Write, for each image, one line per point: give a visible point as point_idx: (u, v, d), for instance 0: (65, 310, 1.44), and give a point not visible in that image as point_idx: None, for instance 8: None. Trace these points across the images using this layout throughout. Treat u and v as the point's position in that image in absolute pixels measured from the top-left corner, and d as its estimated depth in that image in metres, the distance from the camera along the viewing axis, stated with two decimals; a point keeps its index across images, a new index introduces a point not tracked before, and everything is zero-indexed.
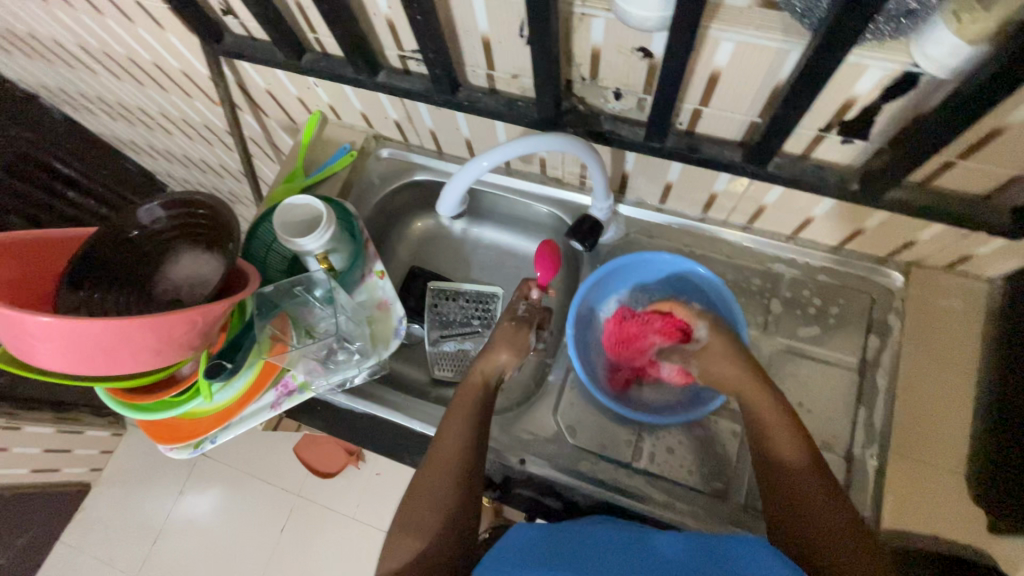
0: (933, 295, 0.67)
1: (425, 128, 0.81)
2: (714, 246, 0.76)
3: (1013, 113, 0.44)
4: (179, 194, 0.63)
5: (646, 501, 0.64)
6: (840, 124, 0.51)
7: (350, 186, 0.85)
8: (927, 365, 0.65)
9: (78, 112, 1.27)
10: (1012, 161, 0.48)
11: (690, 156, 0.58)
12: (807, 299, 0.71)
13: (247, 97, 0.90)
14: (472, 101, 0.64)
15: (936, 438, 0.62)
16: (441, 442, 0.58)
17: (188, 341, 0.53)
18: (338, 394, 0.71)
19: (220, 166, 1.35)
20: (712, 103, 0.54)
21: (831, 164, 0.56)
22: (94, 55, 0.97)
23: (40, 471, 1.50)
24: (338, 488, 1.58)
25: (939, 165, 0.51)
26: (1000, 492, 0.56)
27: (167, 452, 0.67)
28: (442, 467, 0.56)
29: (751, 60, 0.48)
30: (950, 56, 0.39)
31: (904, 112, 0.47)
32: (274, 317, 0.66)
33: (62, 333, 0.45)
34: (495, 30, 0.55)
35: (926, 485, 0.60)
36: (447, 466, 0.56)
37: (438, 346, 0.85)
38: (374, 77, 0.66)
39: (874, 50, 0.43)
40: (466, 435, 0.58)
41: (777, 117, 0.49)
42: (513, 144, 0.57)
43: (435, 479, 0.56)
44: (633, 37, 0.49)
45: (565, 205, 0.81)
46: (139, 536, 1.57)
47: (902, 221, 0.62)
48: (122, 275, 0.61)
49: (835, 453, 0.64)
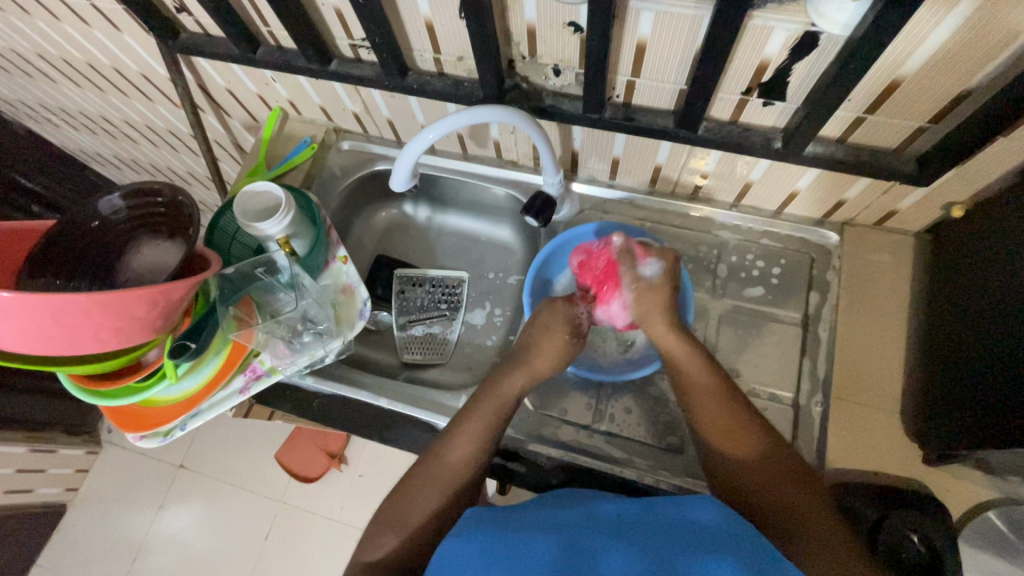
0: (864, 251, 0.72)
1: (383, 118, 0.84)
2: (664, 217, 0.79)
3: (904, 65, 0.48)
4: (139, 184, 0.64)
5: (607, 459, 0.67)
6: (758, 87, 0.55)
7: (313, 178, 0.88)
8: (863, 315, 0.69)
9: (40, 124, 1.27)
10: (911, 111, 0.53)
11: (627, 125, 0.62)
12: (752, 262, 0.75)
13: (208, 97, 0.92)
14: (421, 85, 0.67)
15: (873, 382, 0.66)
16: (452, 438, 0.61)
17: (149, 321, 0.55)
18: (307, 376, 0.74)
19: (187, 173, 1.36)
20: (643, 74, 0.58)
21: (757, 127, 0.60)
22: (54, 63, 0.98)
23: (13, 492, 1.47)
24: (321, 492, 1.56)
25: (851, 121, 0.56)
26: (927, 424, 0.60)
27: (138, 440, 0.68)
28: (449, 461, 0.59)
29: (671, 28, 0.51)
30: (839, 12, 0.44)
31: (811, 71, 0.52)
32: (239, 299, 0.68)
33: (21, 310, 0.47)
34: (435, 13, 0.58)
35: (864, 425, 0.64)
36: (453, 463, 0.59)
37: (406, 330, 0.87)
38: (327, 66, 0.69)
39: (776, 13, 0.47)
40: (477, 438, 0.61)
41: (698, 81, 0.52)
42: (457, 118, 0.60)
43: (439, 469, 0.59)
44: (562, 12, 0.53)
45: (522, 186, 0.84)
46: (118, 554, 1.54)
47: (829, 180, 0.66)
48: (84, 265, 0.62)
49: (783, 403, 0.68)
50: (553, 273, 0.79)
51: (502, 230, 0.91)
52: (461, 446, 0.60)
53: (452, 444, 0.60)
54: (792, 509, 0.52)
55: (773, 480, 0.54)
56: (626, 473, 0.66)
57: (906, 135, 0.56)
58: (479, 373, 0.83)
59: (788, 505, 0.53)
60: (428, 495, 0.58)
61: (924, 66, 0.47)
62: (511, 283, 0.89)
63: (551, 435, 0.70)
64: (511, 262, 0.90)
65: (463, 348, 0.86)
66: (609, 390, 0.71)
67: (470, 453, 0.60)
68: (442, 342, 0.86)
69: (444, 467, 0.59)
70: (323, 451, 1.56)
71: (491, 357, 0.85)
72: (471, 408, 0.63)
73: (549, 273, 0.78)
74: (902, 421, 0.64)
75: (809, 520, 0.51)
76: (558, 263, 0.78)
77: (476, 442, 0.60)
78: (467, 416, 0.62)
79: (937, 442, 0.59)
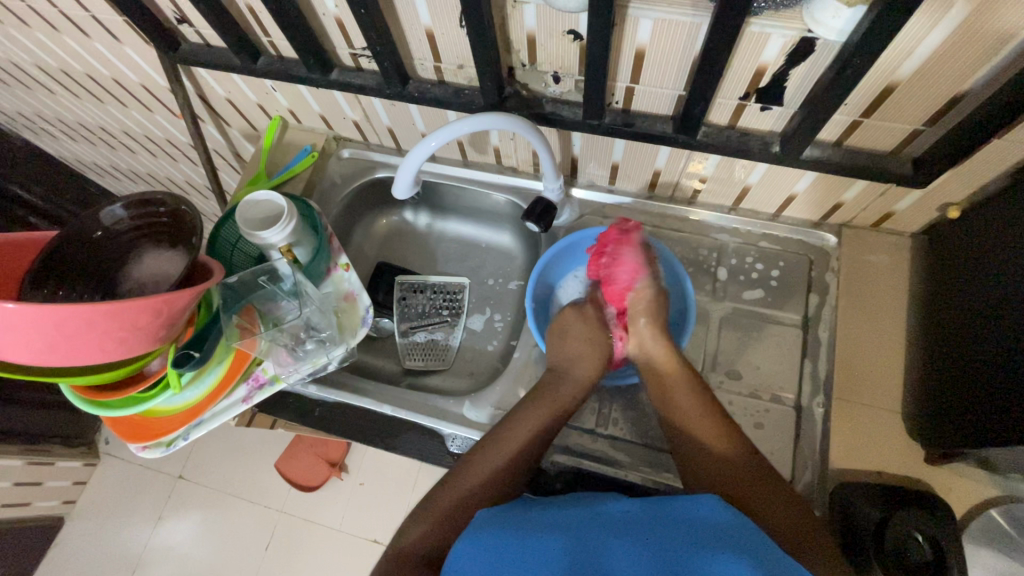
0: (863, 252, 0.73)
1: (383, 126, 0.84)
2: (663, 221, 0.80)
3: (899, 70, 0.49)
4: (139, 193, 0.64)
5: (611, 463, 0.67)
6: (756, 92, 0.56)
7: (314, 186, 0.88)
8: (862, 316, 0.70)
9: (38, 135, 1.27)
10: (907, 115, 0.53)
11: (627, 131, 0.63)
12: (751, 264, 0.76)
13: (208, 107, 0.92)
14: (422, 93, 0.68)
15: (874, 382, 0.67)
16: (501, 439, 0.63)
17: (154, 330, 0.55)
18: (309, 385, 0.75)
19: (186, 182, 1.36)
20: (642, 80, 0.59)
21: (755, 131, 0.61)
22: (53, 75, 0.98)
23: (9, 506, 1.45)
24: (322, 501, 1.55)
25: (847, 125, 0.56)
26: (928, 425, 0.61)
27: (140, 451, 0.68)
28: (498, 459, 0.61)
29: (669, 35, 0.52)
30: (835, 18, 0.45)
31: (808, 76, 0.52)
32: (242, 308, 0.68)
33: (27, 322, 0.47)
34: (436, 22, 0.59)
35: (866, 426, 0.65)
36: (503, 459, 0.61)
37: (408, 337, 0.87)
38: (327, 75, 0.69)
39: (773, 20, 0.47)
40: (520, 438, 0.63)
41: (696, 87, 0.53)
42: (458, 125, 0.60)
43: (488, 466, 0.61)
44: (562, 21, 0.53)
45: (522, 192, 0.85)
46: (117, 567, 1.53)
47: (826, 183, 0.67)
48: (87, 275, 0.63)
49: (785, 404, 0.68)
50: (554, 278, 0.80)
51: (502, 236, 0.92)
52: (510, 445, 0.62)
53: (502, 444, 0.62)
54: (787, 504, 0.54)
55: (756, 481, 0.56)
56: (630, 476, 0.67)
57: (900, 139, 0.57)
58: (482, 379, 0.84)
59: (777, 505, 0.54)
60: (475, 489, 0.59)
61: (918, 70, 0.48)
62: (512, 289, 0.90)
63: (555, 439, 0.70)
64: (512, 267, 0.91)
65: (465, 354, 0.87)
66: (612, 394, 0.72)
67: (517, 454, 0.62)
68: (444, 348, 0.86)
69: (493, 464, 0.61)
70: (323, 460, 1.55)
71: (494, 363, 0.85)
72: (524, 413, 0.65)
73: (549, 279, 0.79)
74: (902, 420, 0.65)
75: (801, 518, 0.53)
76: (558, 268, 0.79)
77: (526, 444, 0.62)
78: (519, 420, 0.64)
79: (939, 441, 0.59)
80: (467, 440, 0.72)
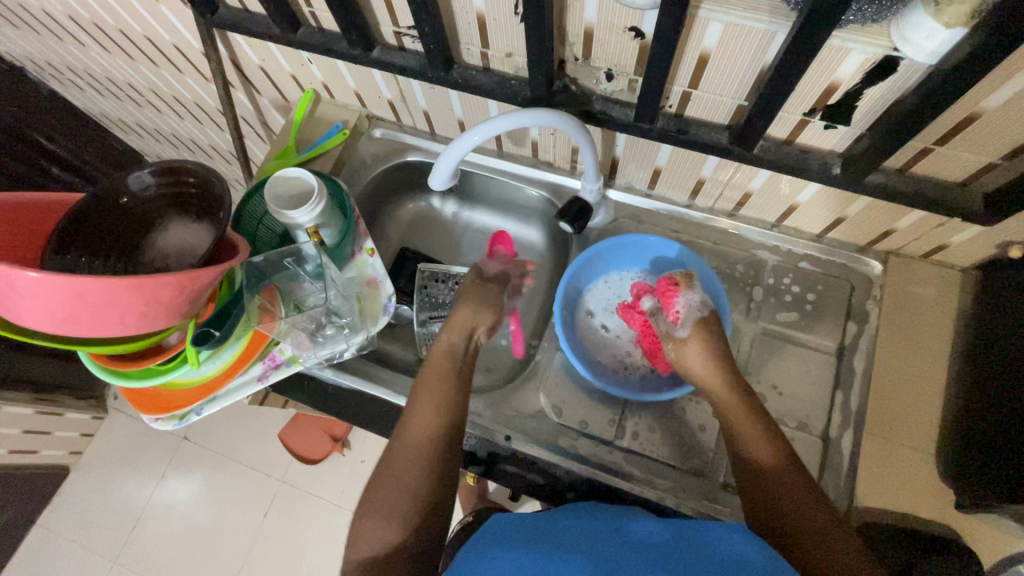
0: (909, 283, 0.70)
1: (419, 108, 0.81)
2: (700, 232, 0.77)
3: (988, 98, 0.45)
4: (167, 160, 0.62)
5: (626, 477, 0.66)
6: (824, 109, 0.52)
7: (342, 164, 0.86)
8: (901, 350, 0.67)
9: (66, 87, 1.26)
10: (985, 146, 0.50)
11: (678, 137, 0.59)
12: (787, 286, 0.73)
13: (240, 73, 0.90)
14: (466, 79, 0.65)
15: (909, 421, 0.64)
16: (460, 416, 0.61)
17: (176, 306, 0.54)
18: (325, 368, 0.72)
19: (210, 146, 1.34)
20: (701, 86, 0.55)
21: (815, 149, 0.58)
22: (84, 27, 0.96)
23: (19, 453, 1.48)
24: (322, 474, 1.56)
25: (918, 151, 0.53)
26: (966, 469, 0.58)
27: (154, 422, 0.67)
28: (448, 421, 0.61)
29: (740, 41, 0.49)
30: (928, 39, 0.41)
31: (884, 97, 0.49)
32: (263, 287, 0.67)
33: (51, 290, 0.45)
34: (490, 7, 0.56)
35: (897, 466, 0.63)
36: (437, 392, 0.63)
37: (427, 327, 0.84)
38: (369, 53, 0.66)
39: (856, 33, 0.44)
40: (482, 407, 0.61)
41: (763, 99, 0.50)
42: (502, 119, 0.58)
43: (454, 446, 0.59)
44: (626, 16, 0.50)
45: (556, 189, 0.82)
46: (117, 520, 1.55)
47: (880, 209, 0.64)
48: (109, 241, 0.61)
49: (811, 434, 0.66)
50: (586, 282, 0.77)
51: (530, 231, 0.89)
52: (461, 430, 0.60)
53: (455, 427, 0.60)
54: (804, 520, 0.50)
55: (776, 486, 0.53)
56: (643, 492, 0.65)
57: (972, 170, 0.53)
58: (500, 377, 0.82)
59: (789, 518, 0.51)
60: (418, 447, 0.58)
61: (1011, 101, 0.45)
62: (534, 287, 0.87)
63: (569, 448, 0.68)
64: (538, 266, 0.88)
65: (483, 350, 0.85)
66: (634, 406, 0.70)
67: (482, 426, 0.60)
68: None
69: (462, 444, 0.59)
70: (327, 434, 1.56)
71: (513, 362, 0.83)
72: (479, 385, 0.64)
73: (581, 282, 0.76)
74: (934, 462, 0.62)
75: (804, 534, 0.50)
76: (591, 271, 0.76)
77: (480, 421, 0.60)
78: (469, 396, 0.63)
79: (977, 487, 0.57)
80: (480, 439, 0.71)
